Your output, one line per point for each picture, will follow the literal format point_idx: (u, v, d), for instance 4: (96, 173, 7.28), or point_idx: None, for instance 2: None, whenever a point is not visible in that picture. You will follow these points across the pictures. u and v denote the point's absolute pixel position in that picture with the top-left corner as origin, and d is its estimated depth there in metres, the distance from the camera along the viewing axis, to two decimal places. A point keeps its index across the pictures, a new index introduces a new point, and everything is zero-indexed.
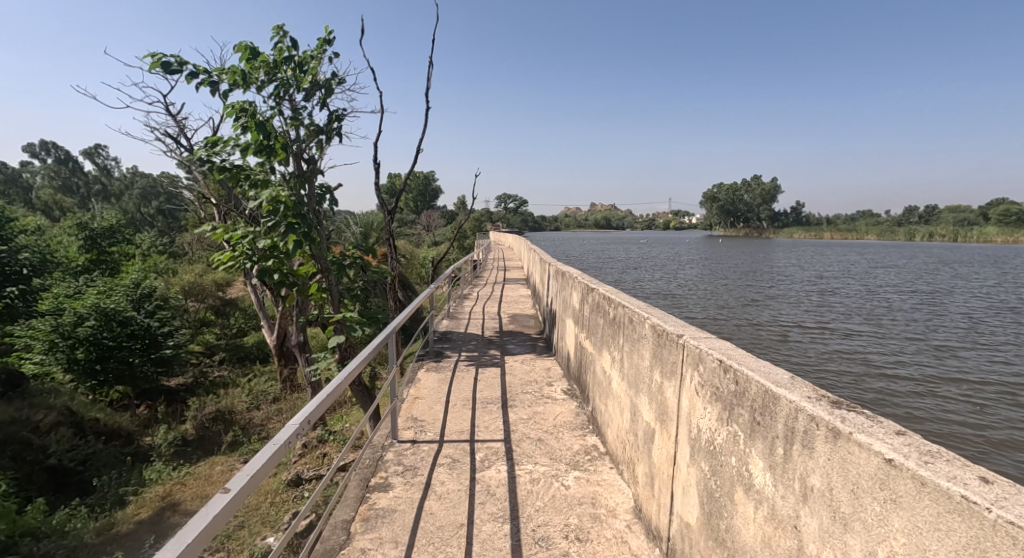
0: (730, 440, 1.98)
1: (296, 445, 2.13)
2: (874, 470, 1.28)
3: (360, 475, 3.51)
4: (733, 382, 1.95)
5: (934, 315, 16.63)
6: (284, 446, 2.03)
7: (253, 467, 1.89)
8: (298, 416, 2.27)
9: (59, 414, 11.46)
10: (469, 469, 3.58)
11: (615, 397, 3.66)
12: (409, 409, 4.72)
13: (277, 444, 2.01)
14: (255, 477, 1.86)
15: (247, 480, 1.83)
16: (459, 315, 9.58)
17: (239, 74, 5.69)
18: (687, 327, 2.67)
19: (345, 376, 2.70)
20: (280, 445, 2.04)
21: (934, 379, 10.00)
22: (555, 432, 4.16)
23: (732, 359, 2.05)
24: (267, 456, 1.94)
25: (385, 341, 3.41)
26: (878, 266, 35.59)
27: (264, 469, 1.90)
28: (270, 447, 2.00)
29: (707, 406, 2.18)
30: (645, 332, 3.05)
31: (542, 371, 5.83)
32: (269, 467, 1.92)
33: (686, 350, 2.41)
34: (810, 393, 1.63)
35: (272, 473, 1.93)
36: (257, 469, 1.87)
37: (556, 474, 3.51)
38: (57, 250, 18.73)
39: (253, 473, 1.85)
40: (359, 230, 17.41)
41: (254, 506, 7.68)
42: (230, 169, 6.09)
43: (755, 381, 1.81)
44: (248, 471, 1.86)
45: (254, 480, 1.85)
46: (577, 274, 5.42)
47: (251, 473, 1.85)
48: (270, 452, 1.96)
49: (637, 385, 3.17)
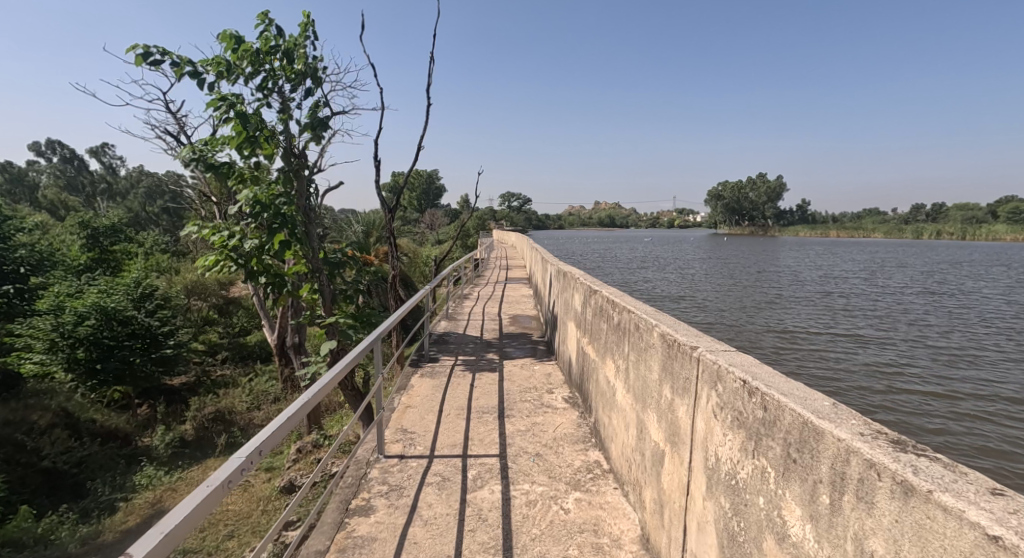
0: (756, 477, 1.67)
1: (236, 487, 1.77)
2: (970, 547, 0.97)
3: (340, 497, 3.20)
4: (761, 408, 1.64)
5: (944, 319, 16.28)
6: (220, 489, 1.69)
7: (170, 522, 1.53)
8: (248, 446, 1.92)
9: (55, 415, 11.19)
10: (460, 489, 3.27)
11: (619, 409, 3.36)
12: (398, 420, 4.41)
13: (210, 487, 1.68)
14: (173, 536, 1.51)
15: (159, 542, 1.47)
16: (459, 315, 9.27)
17: (223, 64, 5.41)
18: (701, 337, 2.37)
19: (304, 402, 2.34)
20: (216, 489, 1.70)
21: (949, 393, 9.66)
22: (555, 446, 3.85)
23: (759, 380, 1.73)
24: (189, 509, 1.58)
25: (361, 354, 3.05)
26: (886, 266, 35.05)
27: (184, 525, 1.54)
28: (201, 491, 1.66)
29: (727, 432, 1.87)
30: (653, 341, 2.74)
31: (542, 377, 5.53)
32: (193, 520, 1.57)
33: (702, 364, 2.10)
34: (862, 427, 1.32)
35: (195, 529, 1.57)
36: (174, 525, 1.52)
37: (555, 495, 3.20)
38: (59, 249, 18.47)
39: (168, 532, 1.50)
40: (361, 229, 17.11)
41: (245, 515, 7.41)
42: (216, 166, 5.78)
43: (790, 409, 1.50)
44: (163, 529, 1.51)
45: (168, 543, 1.48)
46: (578, 275, 5.13)
47: (165, 532, 1.49)
48: (197, 500, 1.62)
49: (644, 399, 2.87)
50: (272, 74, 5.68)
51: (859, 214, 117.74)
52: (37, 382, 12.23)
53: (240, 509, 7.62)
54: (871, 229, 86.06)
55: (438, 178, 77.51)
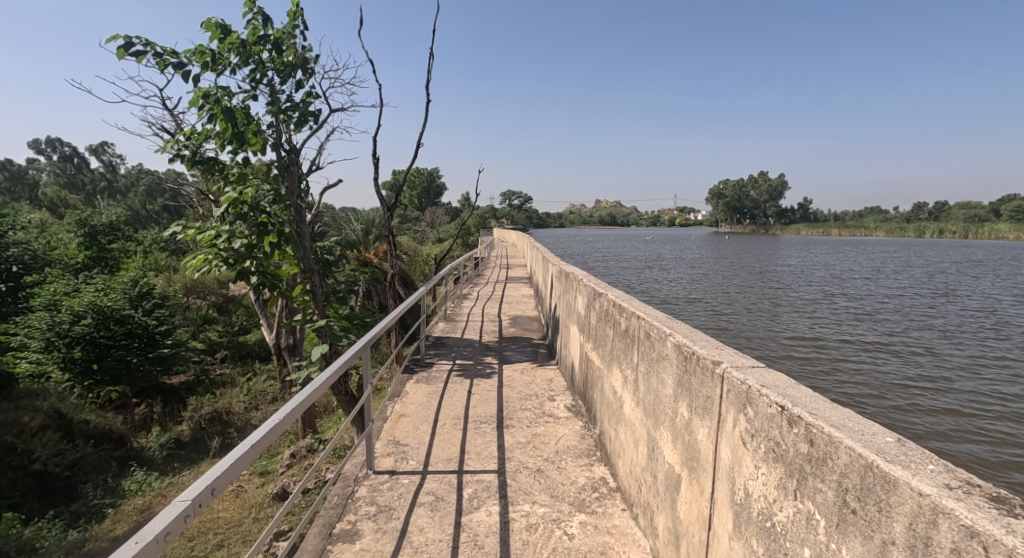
0: (799, 522, 1.40)
1: (173, 541, 1.49)
2: None
3: (323, 520, 2.95)
4: (805, 441, 1.38)
5: (953, 323, 15.92)
6: (153, 545, 1.44)
7: None
8: (202, 482, 1.66)
9: (47, 417, 10.86)
10: (454, 511, 3.01)
11: (627, 424, 3.10)
12: (391, 430, 4.14)
13: (139, 545, 1.41)
14: None
15: None
16: (457, 316, 8.96)
17: (207, 54, 5.12)
18: (723, 349, 2.10)
19: (272, 429, 2.06)
20: (148, 544, 1.44)
21: (963, 404, 9.36)
22: (557, 461, 3.58)
23: (800, 406, 1.47)
24: None
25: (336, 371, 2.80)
26: (890, 266, 34.63)
27: None
28: (128, 550, 1.40)
29: (761, 464, 1.60)
30: (667, 351, 2.48)
31: (543, 382, 5.27)
32: None
33: (727, 384, 1.84)
34: (949, 477, 1.08)
35: None
36: None
37: (557, 517, 2.94)
38: (57, 248, 18.25)
39: None
40: (360, 227, 16.81)
41: (235, 523, 7.15)
42: (203, 162, 5.53)
43: (847, 447, 1.23)
44: None
45: None
46: (581, 277, 4.87)
47: None
48: None
49: (656, 414, 2.60)
50: (261, 65, 5.40)
51: (862, 212, 117.22)
52: (32, 382, 11.92)
53: (231, 517, 7.35)
54: (874, 226, 85.44)
55: (439, 177, 77.16)
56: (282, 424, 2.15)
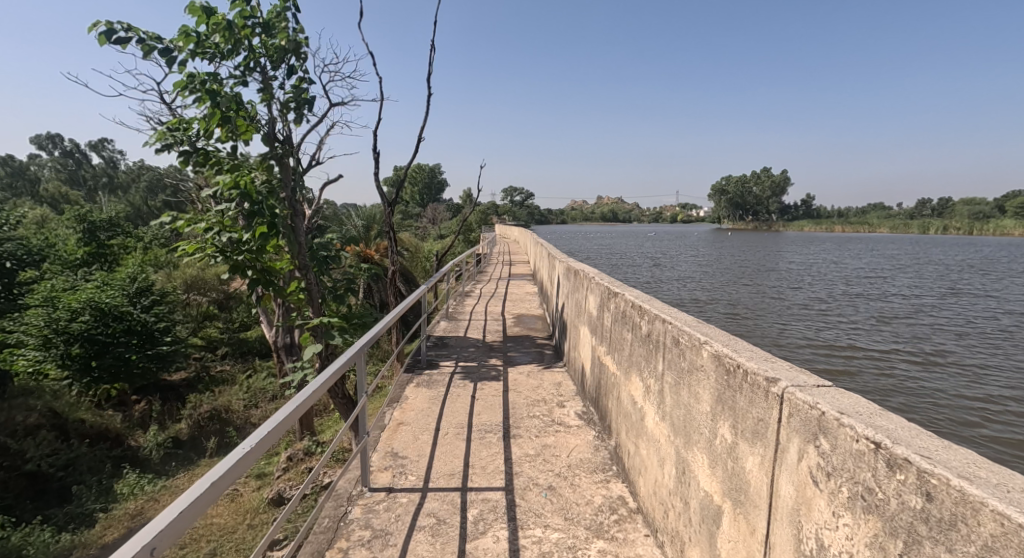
0: None
1: None
2: None
3: (312, 546, 2.64)
4: (921, 495, 1.07)
5: (968, 326, 15.49)
6: None
7: None
8: (146, 533, 1.36)
9: (42, 416, 10.54)
10: (458, 536, 2.69)
11: (650, 438, 2.79)
12: (389, 440, 3.83)
13: None
14: None
15: None
16: (459, 314, 8.63)
17: (193, 38, 4.80)
18: (771, 362, 1.79)
19: (245, 453, 1.73)
20: None
21: (985, 415, 8.99)
22: (569, 476, 3.27)
23: (905, 444, 1.15)
24: None
25: (323, 380, 2.48)
26: (897, 266, 34.09)
27: None
28: None
29: (842, 511, 1.27)
30: (703, 362, 2.15)
31: (551, 387, 4.94)
32: None
33: (789, 407, 1.51)
34: None
35: None
36: None
37: (574, 545, 2.63)
38: (55, 243, 17.93)
39: None
40: (360, 223, 16.40)
41: (229, 530, 6.79)
42: (193, 153, 5.24)
43: (995, 512, 0.95)
44: None
45: None
46: (592, 274, 4.53)
47: None
48: None
49: (688, 432, 2.28)
50: (251, 51, 5.09)
51: (866, 210, 116.08)
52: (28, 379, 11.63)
53: (225, 524, 7.00)
54: (879, 223, 84.84)
55: (440, 174, 76.59)
56: (263, 443, 1.83)
